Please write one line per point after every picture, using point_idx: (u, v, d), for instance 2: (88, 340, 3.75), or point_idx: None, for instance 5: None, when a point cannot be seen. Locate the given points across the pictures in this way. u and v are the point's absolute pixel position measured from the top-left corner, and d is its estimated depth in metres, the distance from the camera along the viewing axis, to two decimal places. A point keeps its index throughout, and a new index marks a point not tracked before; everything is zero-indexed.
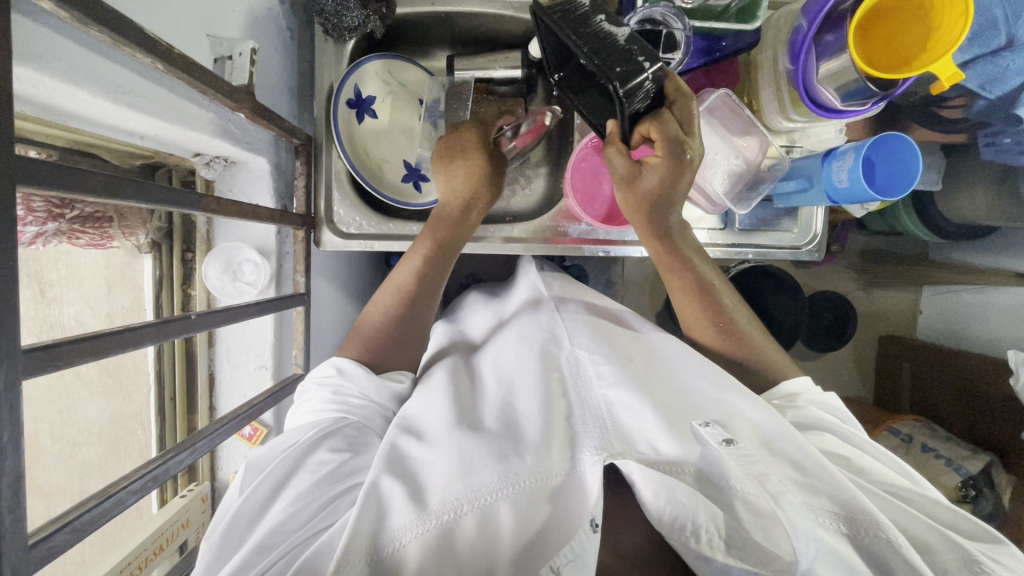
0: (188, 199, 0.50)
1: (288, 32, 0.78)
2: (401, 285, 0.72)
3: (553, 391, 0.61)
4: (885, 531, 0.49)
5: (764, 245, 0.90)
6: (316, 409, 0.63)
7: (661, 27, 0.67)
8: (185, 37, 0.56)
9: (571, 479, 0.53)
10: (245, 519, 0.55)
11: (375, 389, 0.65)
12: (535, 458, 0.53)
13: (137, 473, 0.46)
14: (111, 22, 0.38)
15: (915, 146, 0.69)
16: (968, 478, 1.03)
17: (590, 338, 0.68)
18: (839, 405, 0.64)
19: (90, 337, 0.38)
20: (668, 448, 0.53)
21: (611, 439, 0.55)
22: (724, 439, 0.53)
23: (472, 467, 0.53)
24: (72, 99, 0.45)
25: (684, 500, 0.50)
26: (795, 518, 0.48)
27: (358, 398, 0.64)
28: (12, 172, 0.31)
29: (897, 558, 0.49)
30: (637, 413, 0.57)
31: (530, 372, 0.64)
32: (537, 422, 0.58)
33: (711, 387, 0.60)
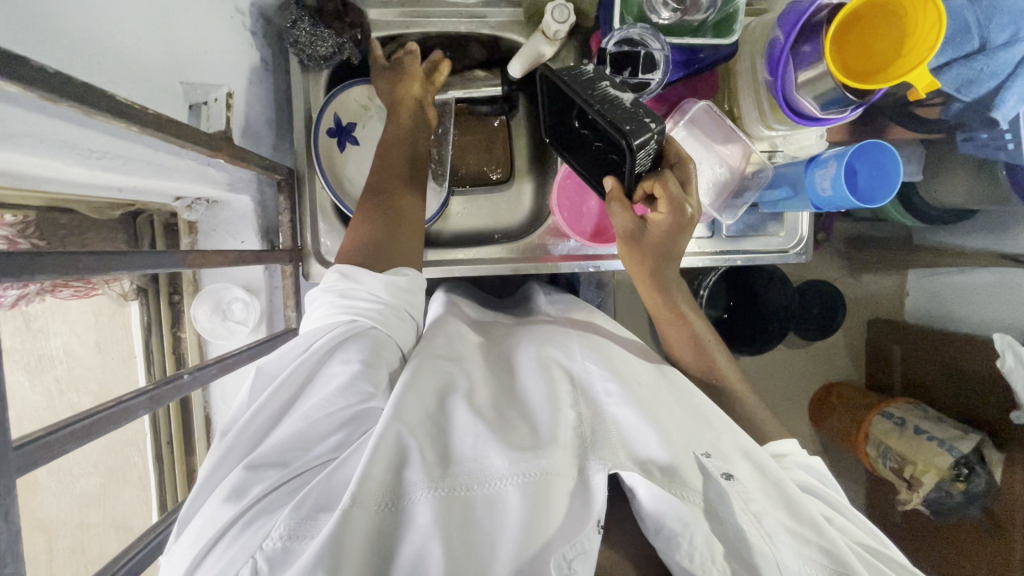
0: (172, 258, 0.49)
1: (263, 63, 0.77)
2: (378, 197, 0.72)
3: (560, 398, 0.59)
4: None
5: (752, 250, 0.91)
6: (326, 315, 0.61)
7: (639, 47, 0.66)
8: (157, 88, 0.55)
9: (580, 485, 0.51)
10: (258, 422, 0.54)
11: (386, 289, 0.62)
12: (548, 453, 0.51)
13: (139, 544, 0.51)
14: (83, 96, 0.37)
15: (900, 154, 0.69)
16: (960, 458, 1.04)
17: (606, 355, 0.67)
18: (822, 469, 0.65)
19: (81, 420, 0.38)
20: (663, 456, 0.52)
21: (614, 450, 0.53)
22: (725, 473, 0.54)
23: (484, 452, 0.51)
24: (46, 168, 0.44)
25: (680, 519, 0.49)
26: (786, 558, 0.49)
27: (367, 303, 0.61)
28: None
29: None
30: (637, 421, 0.55)
31: (536, 378, 0.62)
32: (548, 419, 0.56)
33: (720, 418, 0.62)
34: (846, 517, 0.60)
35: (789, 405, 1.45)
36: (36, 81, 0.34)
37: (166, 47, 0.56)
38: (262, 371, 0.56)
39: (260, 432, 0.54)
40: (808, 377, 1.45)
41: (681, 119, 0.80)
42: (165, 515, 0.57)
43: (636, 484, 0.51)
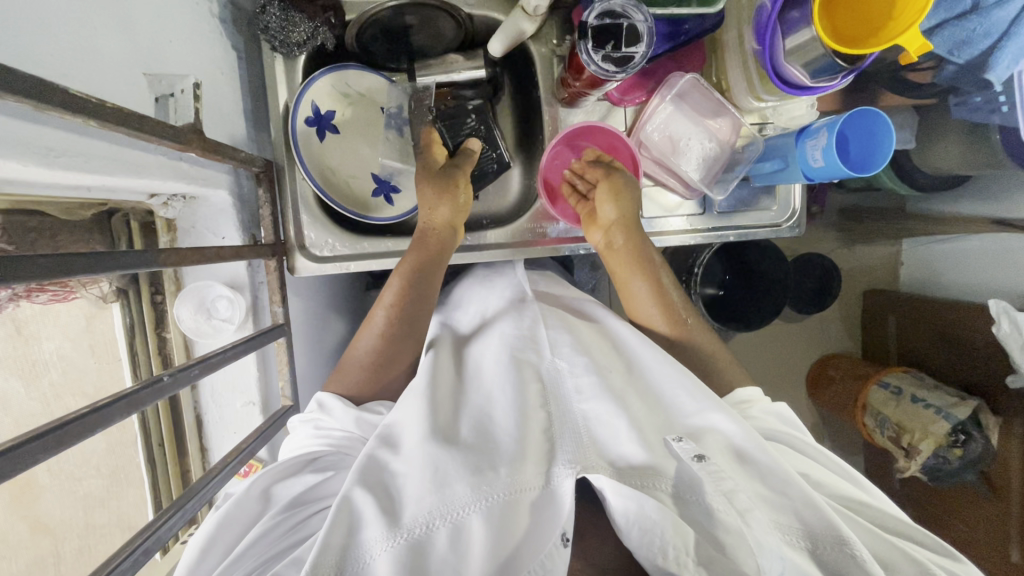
0: (144, 258, 0.48)
1: (234, 51, 0.75)
2: (382, 321, 0.68)
3: (531, 402, 0.58)
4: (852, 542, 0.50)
5: (745, 226, 0.89)
6: (302, 446, 0.62)
7: (621, 20, 0.64)
8: (120, 81, 0.53)
9: (546, 492, 0.51)
10: (223, 538, 0.54)
11: (356, 423, 0.62)
12: (511, 470, 0.51)
13: (126, 551, 0.47)
14: (33, 91, 0.35)
15: (890, 119, 0.68)
16: (956, 424, 1.04)
17: (576, 346, 0.64)
18: (791, 413, 0.65)
19: (53, 430, 0.36)
20: (637, 456, 0.54)
21: (586, 453, 0.54)
22: (696, 455, 0.53)
23: (445, 482, 0.50)
24: (2, 169, 0.43)
25: (653, 516, 0.49)
26: (761, 535, 0.49)
27: (340, 431, 0.62)
28: None
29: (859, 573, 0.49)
30: (614, 418, 0.56)
31: (508, 377, 0.61)
32: (512, 432, 0.55)
33: (687, 385, 0.60)
34: (824, 469, 0.60)
35: (785, 378, 1.45)
36: None
37: (126, 37, 0.54)
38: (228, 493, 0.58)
39: (232, 539, 0.54)
40: (804, 350, 1.45)
41: (669, 94, 0.78)
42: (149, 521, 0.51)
43: (602, 488, 0.51)
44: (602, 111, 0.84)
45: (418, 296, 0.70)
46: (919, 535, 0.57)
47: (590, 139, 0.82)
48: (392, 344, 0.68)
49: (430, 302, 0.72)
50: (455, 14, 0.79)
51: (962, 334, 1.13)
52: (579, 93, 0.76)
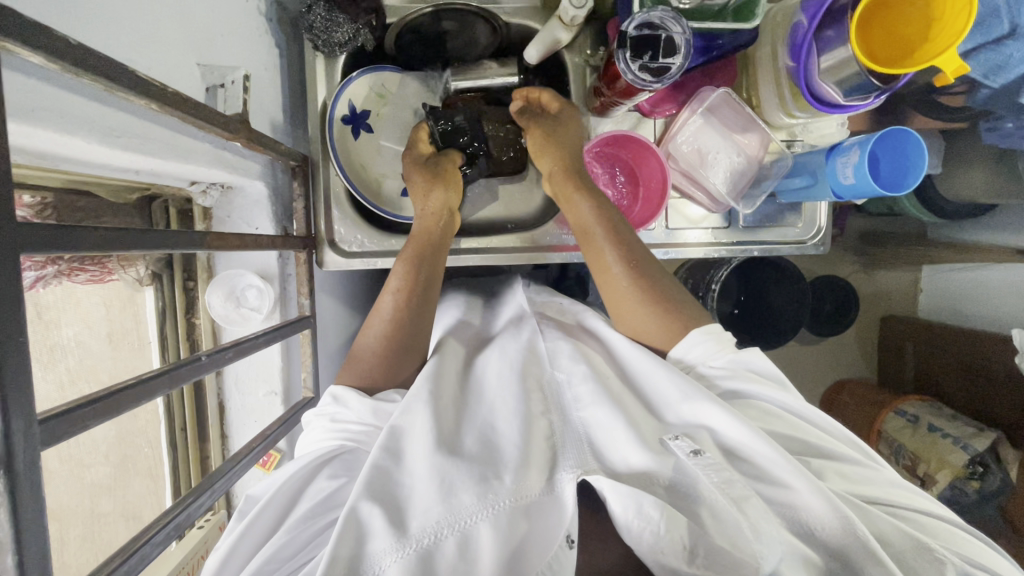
0: (190, 239, 0.49)
1: (277, 49, 0.77)
2: (391, 305, 0.66)
3: (532, 409, 0.58)
4: (862, 530, 0.48)
5: (769, 241, 0.89)
6: (316, 440, 0.59)
7: (660, 31, 0.65)
8: (177, 70, 0.55)
9: (549, 499, 0.51)
10: (242, 550, 0.52)
11: (373, 414, 0.59)
12: (515, 475, 0.51)
13: (160, 523, 0.46)
14: (104, 70, 0.37)
15: (923, 141, 0.67)
16: (974, 456, 1.02)
17: (571, 356, 0.65)
18: (782, 375, 0.62)
19: (104, 397, 0.37)
20: (638, 461, 0.53)
21: (586, 456, 0.54)
22: (692, 450, 0.53)
23: (451, 491, 0.49)
24: (67, 146, 0.44)
25: (652, 512, 0.48)
26: (758, 523, 0.48)
27: (357, 424, 0.59)
28: (42, 241, 0.31)
29: (873, 562, 0.47)
30: (615, 425, 0.55)
31: (510, 387, 0.61)
32: (516, 440, 0.54)
33: (677, 387, 0.59)
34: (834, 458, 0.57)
35: None
36: (59, 52, 0.33)
37: (182, 29, 0.56)
38: (249, 498, 0.56)
39: (247, 553, 0.52)
40: (818, 373, 1.44)
41: (700, 107, 0.79)
42: (179, 500, 0.50)
43: (603, 488, 0.50)
44: (632, 121, 0.85)
45: (424, 274, 0.69)
46: (926, 513, 0.55)
47: (622, 148, 0.83)
48: (404, 326, 0.66)
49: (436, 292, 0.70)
50: (492, 20, 0.81)
51: (983, 363, 1.12)
52: (612, 102, 0.77)
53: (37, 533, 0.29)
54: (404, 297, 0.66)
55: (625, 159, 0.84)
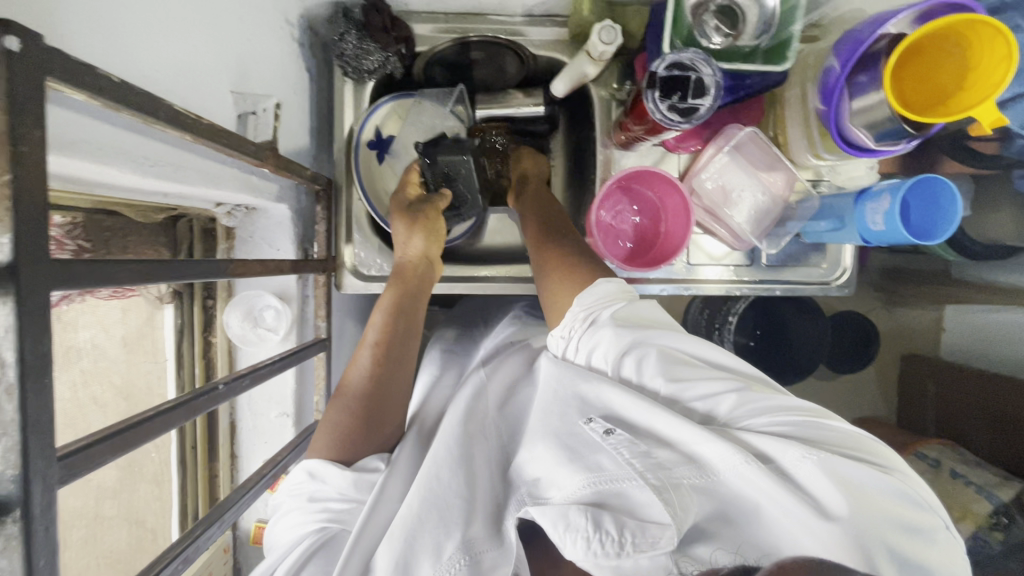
0: (215, 267, 0.49)
1: (307, 74, 0.78)
2: (369, 359, 0.61)
3: (472, 451, 0.55)
4: (755, 461, 0.42)
5: (793, 281, 0.88)
6: (294, 526, 0.52)
7: (689, 72, 0.65)
8: (212, 97, 0.56)
9: (501, 553, 0.47)
10: None
11: (355, 486, 0.54)
12: (462, 533, 0.48)
13: (171, 554, 0.46)
14: (145, 105, 0.37)
15: (957, 189, 0.66)
16: (999, 506, 0.97)
17: (507, 403, 0.62)
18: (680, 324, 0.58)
19: (122, 432, 0.37)
20: (563, 475, 0.47)
21: (522, 494, 0.49)
22: (607, 434, 0.49)
23: (410, 570, 0.46)
24: (102, 174, 0.45)
25: (578, 521, 0.42)
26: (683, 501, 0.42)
27: (339, 502, 0.54)
28: (75, 277, 0.31)
29: (767, 482, 0.41)
30: (550, 456, 0.49)
31: (452, 428, 0.57)
32: (456, 486, 0.51)
33: (583, 381, 0.55)
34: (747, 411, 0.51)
35: None
36: (102, 89, 0.33)
37: (219, 57, 0.57)
38: None
39: None
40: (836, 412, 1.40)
41: (727, 145, 0.79)
42: (187, 532, 0.50)
43: (534, 516, 0.46)
44: (655, 156, 0.85)
45: (404, 313, 0.66)
46: (809, 413, 0.47)
47: (644, 183, 0.82)
48: (383, 385, 0.60)
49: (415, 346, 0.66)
50: (520, 52, 0.82)
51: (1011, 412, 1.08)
52: (637, 137, 0.77)
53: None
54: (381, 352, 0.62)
55: (647, 194, 0.84)
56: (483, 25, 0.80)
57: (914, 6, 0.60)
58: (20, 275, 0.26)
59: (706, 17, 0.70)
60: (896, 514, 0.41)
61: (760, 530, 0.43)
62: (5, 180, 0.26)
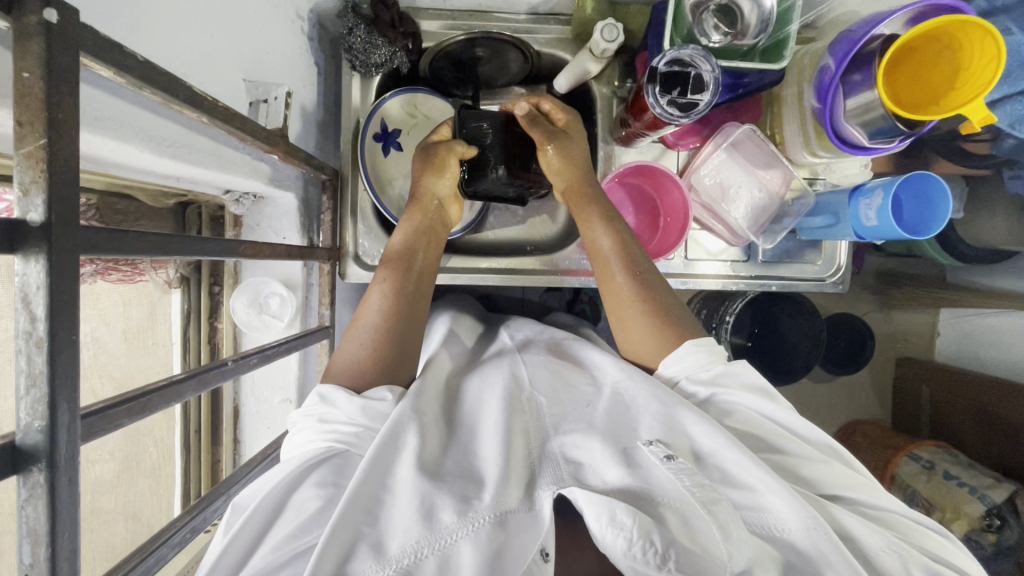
0: (227, 247, 0.51)
1: (316, 67, 0.80)
2: (384, 296, 0.63)
3: (516, 430, 0.56)
4: (827, 530, 0.48)
5: (788, 277, 0.90)
6: (303, 442, 0.53)
7: (689, 69, 0.67)
8: (225, 84, 0.58)
9: (528, 515, 0.48)
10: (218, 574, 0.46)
11: (363, 413, 0.54)
12: (495, 492, 0.48)
13: (178, 523, 0.46)
14: (165, 84, 0.38)
15: (947, 185, 0.67)
16: (991, 507, 0.97)
17: (555, 388, 0.63)
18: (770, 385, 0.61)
19: (138, 397, 0.38)
20: (616, 478, 0.50)
21: (563, 474, 0.51)
22: (666, 457, 0.52)
23: (432, 511, 0.46)
24: (121, 154, 0.47)
25: (626, 520, 0.46)
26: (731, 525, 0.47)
27: (348, 426, 0.53)
28: (99, 246, 0.32)
29: (836, 551, 0.48)
30: (601, 453, 0.53)
31: (498, 408, 0.58)
32: (497, 461, 0.52)
33: (659, 396, 0.58)
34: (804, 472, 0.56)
35: None
36: (129, 67, 0.35)
37: (233, 46, 0.58)
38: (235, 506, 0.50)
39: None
40: (832, 412, 1.41)
41: (723, 142, 0.80)
42: (196, 501, 0.51)
43: (577, 499, 0.48)
44: (656, 152, 0.87)
45: (415, 272, 0.66)
46: (863, 493, 0.55)
47: (643, 176, 0.84)
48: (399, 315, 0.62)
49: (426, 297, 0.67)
50: (525, 49, 0.81)
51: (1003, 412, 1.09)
52: (637, 133, 0.79)
53: (70, 529, 0.29)
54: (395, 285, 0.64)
55: (647, 190, 0.85)
56: (488, 23, 0.83)
57: (909, 7, 0.61)
58: (52, 235, 0.28)
59: (705, 16, 0.71)
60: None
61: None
62: (42, 145, 0.27)
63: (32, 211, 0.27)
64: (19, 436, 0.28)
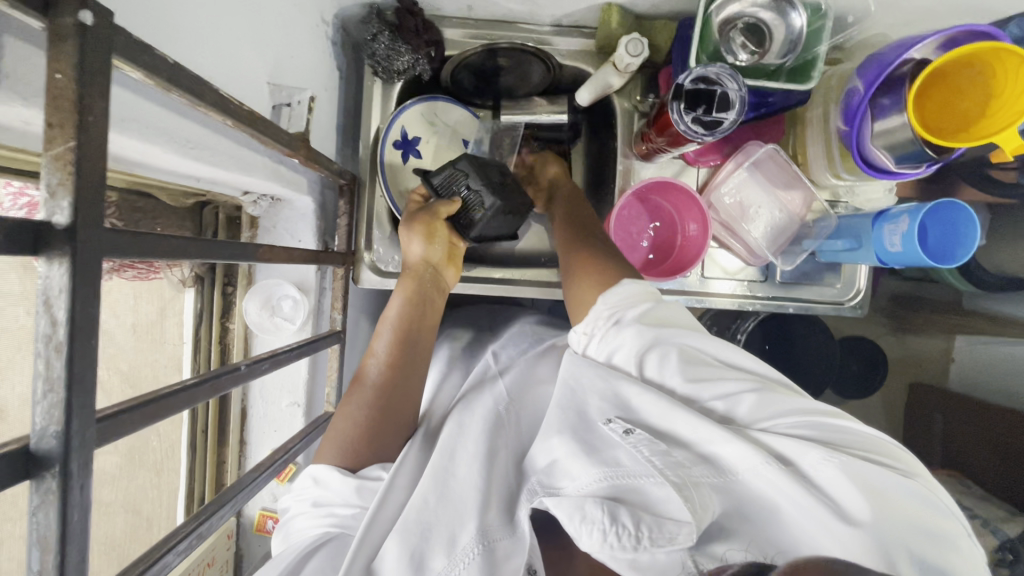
0: (245, 250, 0.50)
1: (338, 72, 0.80)
2: (387, 348, 0.64)
3: (493, 445, 0.56)
4: (773, 462, 0.45)
5: (806, 299, 0.88)
6: (299, 531, 0.53)
7: (715, 87, 0.66)
8: (251, 87, 0.58)
9: (512, 542, 0.48)
10: None
11: (356, 492, 0.53)
12: (472, 519, 0.49)
13: (183, 530, 0.45)
14: (194, 87, 0.38)
15: (976, 214, 0.67)
16: (1007, 542, 0.95)
17: (529, 407, 0.63)
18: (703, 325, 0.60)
19: (151, 402, 0.37)
20: (578, 467, 0.49)
21: (536, 485, 0.51)
22: (624, 430, 0.51)
23: (423, 561, 0.47)
24: (145, 154, 0.46)
25: (596, 513, 0.44)
26: (693, 494, 0.44)
27: (343, 507, 0.53)
28: (122, 247, 0.32)
29: (789, 485, 0.44)
30: (566, 448, 0.51)
31: (472, 422, 0.58)
32: (476, 483, 0.52)
33: (601, 377, 0.57)
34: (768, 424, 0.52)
35: None
36: (159, 70, 0.34)
37: (258, 50, 0.58)
38: None
39: None
40: None
41: (745, 161, 0.79)
42: (201, 507, 0.50)
43: (550, 508, 0.47)
44: (675, 168, 0.86)
45: (414, 328, 0.67)
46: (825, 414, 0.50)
47: (663, 194, 0.83)
48: (404, 364, 0.64)
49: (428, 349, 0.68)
50: (547, 61, 0.83)
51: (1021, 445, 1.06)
52: (658, 149, 0.78)
53: (73, 541, 0.28)
54: (399, 336, 0.65)
55: (664, 207, 0.85)
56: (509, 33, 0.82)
57: (938, 34, 0.61)
58: (77, 239, 0.27)
59: (733, 34, 0.71)
60: (915, 516, 0.43)
61: (782, 529, 0.45)
62: (70, 147, 0.27)
63: (57, 214, 0.27)
64: (32, 441, 0.28)
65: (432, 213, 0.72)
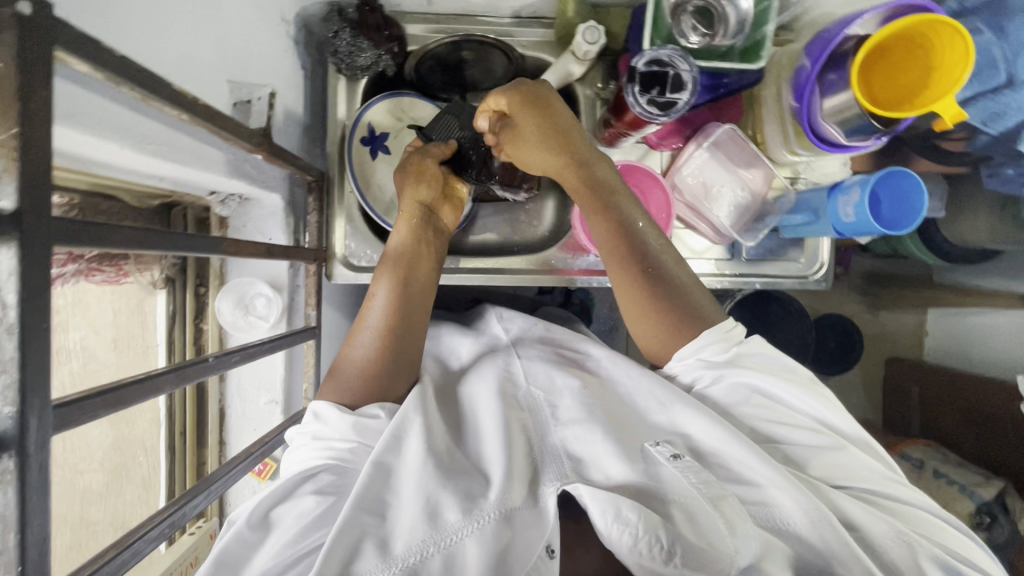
0: (210, 243, 0.51)
1: (301, 70, 0.81)
2: (383, 310, 0.63)
3: (512, 423, 0.57)
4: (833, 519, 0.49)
5: (773, 275, 0.90)
6: (300, 462, 0.55)
7: (668, 69, 0.67)
8: (209, 83, 0.59)
9: (533, 512, 0.49)
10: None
11: (354, 428, 0.55)
12: (500, 487, 0.49)
13: (156, 518, 0.46)
14: (141, 79, 0.39)
15: (921, 181, 0.69)
16: (981, 505, 0.96)
17: (547, 381, 0.63)
18: (792, 363, 0.61)
19: (112, 390, 0.38)
20: (618, 473, 0.51)
21: (566, 469, 0.52)
22: (672, 455, 0.53)
23: (437, 509, 0.47)
24: (100, 149, 0.47)
25: (631, 515, 0.46)
26: (736, 521, 0.47)
27: (341, 442, 0.55)
28: (71, 235, 0.33)
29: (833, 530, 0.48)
30: (607, 445, 0.53)
31: (492, 403, 0.59)
32: (499, 458, 0.52)
33: (658, 395, 0.60)
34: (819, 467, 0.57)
35: None
36: (104, 62, 0.35)
37: (215, 48, 0.59)
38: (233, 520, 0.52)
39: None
40: None
41: (705, 141, 0.81)
42: (177, 496, 0.50)
43: (582, 496, 0.49)
44: (640, 153, 0.88)
45: (411, 287, 0.66)
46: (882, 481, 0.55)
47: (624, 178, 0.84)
48: (400, 325, 0.63)
49: (427, 302, 0.67)
50: (509, 51, 0.84)
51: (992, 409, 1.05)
52: (620, 134, 0.80)
53: (30, 519, 0.29)
54: (395, 296, 0.64)
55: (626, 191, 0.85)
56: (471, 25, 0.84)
57: (878, 8, 0.63)
58: (22, 223, 0.28)
59: (684, 17, 0.73)
60: None
61: (792, 537, 0.50)
62: (12, 133, 0.27)
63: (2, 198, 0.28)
64: None
65: (425, 154, 0.75)
